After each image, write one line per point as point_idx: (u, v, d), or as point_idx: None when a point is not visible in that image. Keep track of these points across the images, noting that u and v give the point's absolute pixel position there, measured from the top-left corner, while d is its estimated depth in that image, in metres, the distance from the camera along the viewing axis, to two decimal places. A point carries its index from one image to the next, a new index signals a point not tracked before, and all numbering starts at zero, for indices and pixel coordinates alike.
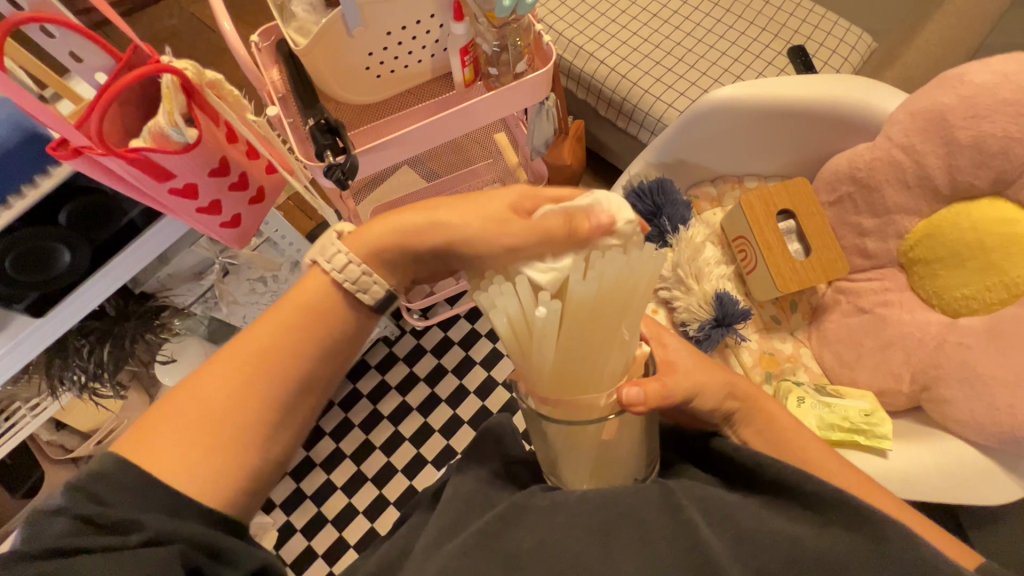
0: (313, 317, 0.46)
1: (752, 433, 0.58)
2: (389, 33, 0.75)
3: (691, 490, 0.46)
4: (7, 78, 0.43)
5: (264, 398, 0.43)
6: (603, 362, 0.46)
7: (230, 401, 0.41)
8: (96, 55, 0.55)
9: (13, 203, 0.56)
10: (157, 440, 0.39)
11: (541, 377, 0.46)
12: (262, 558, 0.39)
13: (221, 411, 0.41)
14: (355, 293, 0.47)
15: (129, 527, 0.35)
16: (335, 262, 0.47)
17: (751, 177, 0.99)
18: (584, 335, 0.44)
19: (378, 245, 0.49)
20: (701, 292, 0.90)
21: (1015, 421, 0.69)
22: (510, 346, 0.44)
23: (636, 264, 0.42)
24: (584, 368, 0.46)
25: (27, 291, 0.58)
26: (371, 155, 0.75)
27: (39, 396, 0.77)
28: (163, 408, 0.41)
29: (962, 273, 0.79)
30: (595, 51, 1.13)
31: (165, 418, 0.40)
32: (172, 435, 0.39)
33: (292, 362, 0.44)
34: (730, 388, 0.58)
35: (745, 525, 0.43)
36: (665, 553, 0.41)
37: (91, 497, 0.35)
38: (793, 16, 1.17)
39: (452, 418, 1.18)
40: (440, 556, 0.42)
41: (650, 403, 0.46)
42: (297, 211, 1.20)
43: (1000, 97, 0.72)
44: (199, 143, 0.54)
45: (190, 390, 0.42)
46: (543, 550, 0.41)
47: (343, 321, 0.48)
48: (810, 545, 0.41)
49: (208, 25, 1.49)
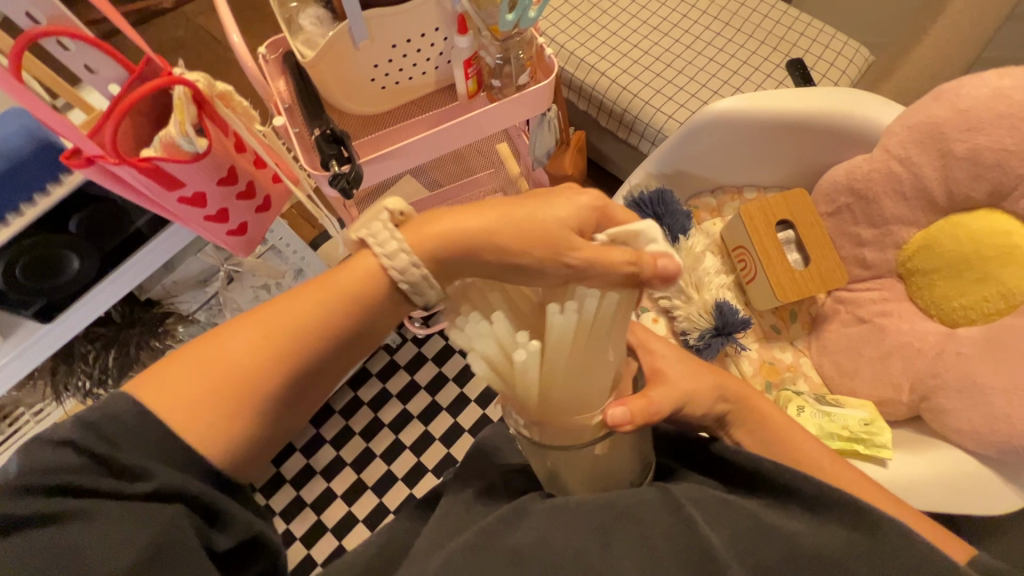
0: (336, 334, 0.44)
1: (742, 432, 0.60)
2: (394, 46, 0.76)
3: (688, 492, 0.47)
4: (23, 88, 0.44)
5: (289, 364, 0.40)
6: (592, 379, 0.48)
7: (238, 368, 0.39)
8: (109, 67, 0.56)
9: (25, 209, 0.57)
10: (172, 377, 0.38)
11: (530, 403, 0.46)
12: (255, 528, 0.39)
13: (240, 375, 0.39)
14: (401, 284, 0.43)
15: (136, 475, 0.34)
16: (386, 249, 0.42)
17: (752, 188, 1.00)
18: (572, 363, 0.46)
19: (439, 243, 0.43)
20: (701, 301, 0.91)
21: (1013, 430, 0.69)
22: (493, 382, 0.44)
23: (610, 309, 0.45)
24: (572, 391, 0.47)
25: (35, 297, 0.58)
26: (376, 165, 0.76)
27: (43, 402, 0.78)
28: (199, 352, 0.39)
29: (959, 283, 0.79)
30: (596, 63, 1.15)
31: (192, 363, 0.38)
32: (183, 372, 0.38)
33: (320, 335, 0.41)
34: (718, 393, 0.59)
35: (741, 522, 0.43)
36: (662, 547, 0.41)
37: (104, 439, 0.34)
38: (791, 30, 1.19)
39: (453, 426, 1.18)
40: (441, 554, 0.42)
41: (635, 421, 0.48)
42: (300, 219, 1.23)
43: (994, 110, 0.73)
44: (208, 152, 0.55)
45: (227, 340, 0.40)
46: (542, 547, 0.41)
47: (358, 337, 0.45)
48: (808, 542, 0.42)
49: (217, 37, 1.51)
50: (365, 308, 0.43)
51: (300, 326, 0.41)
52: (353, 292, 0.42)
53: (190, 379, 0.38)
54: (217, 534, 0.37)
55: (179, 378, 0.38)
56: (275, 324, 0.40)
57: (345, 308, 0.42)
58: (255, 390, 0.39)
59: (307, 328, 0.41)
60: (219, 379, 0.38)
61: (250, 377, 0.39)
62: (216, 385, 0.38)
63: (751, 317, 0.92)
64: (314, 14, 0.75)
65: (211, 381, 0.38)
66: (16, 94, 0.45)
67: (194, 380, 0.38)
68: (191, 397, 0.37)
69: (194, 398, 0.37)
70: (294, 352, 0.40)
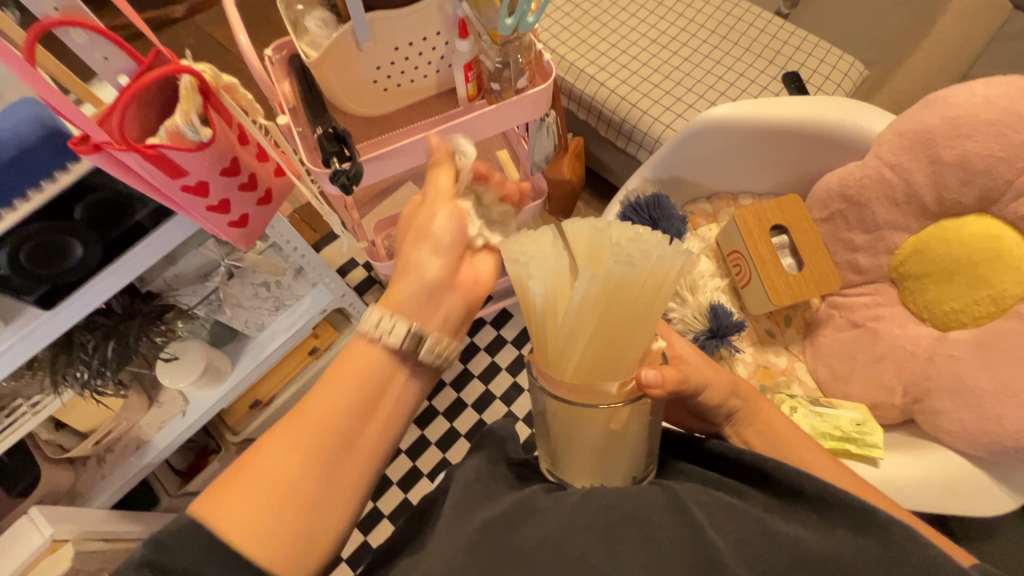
0: (354, 389, 0.45)
1: (753, 433, 0.59)
2: (396, 49, 0.78)
3: (694, 494, 0.46)
4: (38, 75, 0.45)
5: (323, 451, 0.41)
6: (626, 356, 0.45)
7: (295, 461, 0.40)
8: (121, 59, 0.58)
9: (31, 195, 0.57)
10: (231, 497, 0.38)
11: (574, 349, 0.44)
12: None
13: (284, 478, 0.39)
14: (382, 338, 0.47)
15: None
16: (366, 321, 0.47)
17: (746, 196, 1.02)
18: (619, 316, 0.43)
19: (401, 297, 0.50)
20: (696, 303, 0.93)
21: (1005, 431, 0.69)
22: (536, 316, 0.44)
23: (664, 256, 0.41)
24: (614, 352, 0.44)
25: (38, 284, 0.60)
26: (377, 163, 0.77)
27: (41, 393, 0.77)
28: (245, 472, 0.39)
29: (950, 288, 0.80)
30: (595, 74, 1.18)
31: (245, 482, 0.39)
32: (241, 494, 0.38)
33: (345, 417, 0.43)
34: (734, 388, 0.60)
35: (748, 526, 0.43)
36: (668, 551, 0.41)
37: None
38: (787, 44, 1.21)
39: (449, 429, 1.18)
40: (446, 553, 0.42)
41: (667, 387, 0.46)
42: (301, 223, 1.34)
43: (982, 117, 0.74)
44: (212, 142, 0.56)
45: (262, 460, 0.40)
46: (548, 548, 0.41)
47: (371, 381, 0.46)
48: (815, 545, 0.41)
49: (223, 45, 1.55)
50: (371, 390, 0.46)
51: (328, 421, 0.42)
52: (359, 380, 0.45)
53: (250, 495, 0.38)
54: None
55: (248, 488, 0.38)
56: (307, 422, 0.42)
57: (356, 394, 0.45)
58: (298, 488, 0.39)
59: (332, 419, 0.42)
60: (272, 487, 0.39)
61: (300, 472, 0.40)
62: (270, 492, 0.39)
63: (746, 320, 0.93)
64: (319, 17, 0.77)
65: (274, 493, 0.39)
66: (30, 81, 0.46)
67: (249, 501, 0.38)
68: (263, 509, 0.38)
69: (265, 503, 0.38)
70: (326, 442, 0.42)
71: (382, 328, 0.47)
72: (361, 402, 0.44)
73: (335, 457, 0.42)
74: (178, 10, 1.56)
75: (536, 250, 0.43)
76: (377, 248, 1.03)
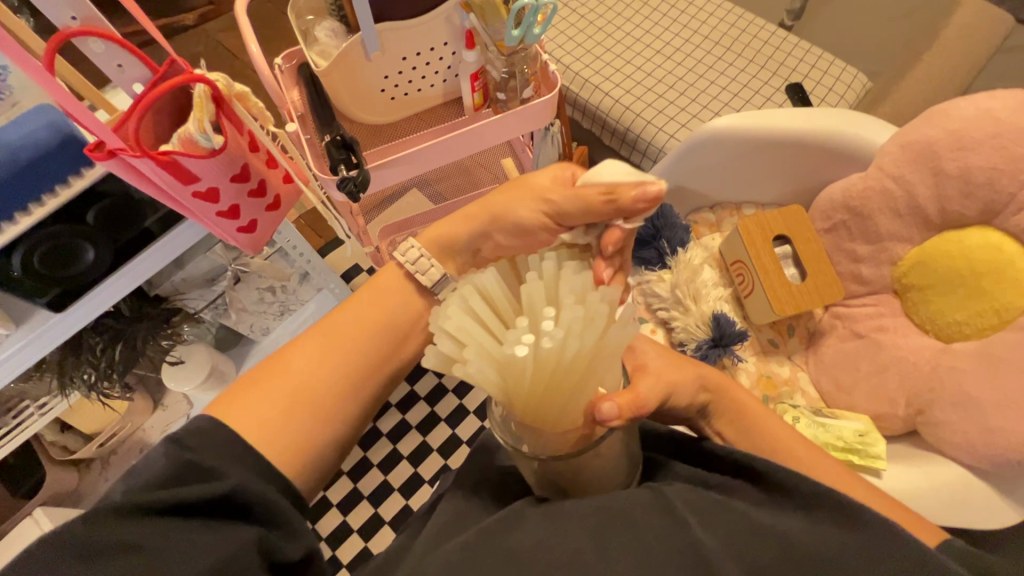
0: (380, 302, 0.54)
1: (726, 423, 0.60)
2: (404, 59, 0.80)
3: (683, 494, 0.46)
4: (58, 84, 0.47)
5: (346, 350, 0.50)
6: (570, 409, 0.43)
7: (323, 365, 0.48)
8: (136, 67, 0.60)
9: (46, 199, 0.57)
10: (262, 392, 0.45)
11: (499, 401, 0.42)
12: None
13: (310, 377, 0.47)
14: (414, 273, 0.56)
15: (210, 475, 0.37)
16: (412, 259, 0.56)
17: (750, 206, 1.03)
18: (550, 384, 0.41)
19: (439, 240, 0.59)
20: (699, 313, 0.92)
21: (1007, 443, 0.69)
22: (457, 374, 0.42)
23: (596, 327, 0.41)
24: (562, 399, 0.42)
25: (49, 286, 0.61)
26: (383, 171, 0.78)
27: (48, 395, 0.78)
28: (271, 372, 0.47)
29: (953, 298, 0.80)
30: (600, 84, 1.19)
31: (275, 384, 0.46)
32: (276, 386, 0.46)
33: (369, 328, 0.52)
34: (701, 381, 0.60)
35: (737, 524, 0.43)
36: (657, 549, 0.41)
37: (183, 448, 0.38)
38: (791, 56, 1.22)
39: (452, 437, 1.16)
40: (441, 555, 0.42)
41: (625, 417, 0.43)
42: (308, 227, 1.36)
43: (984, 131, 0.75)
44: (224, 149, 0.58)
45: (289, 363, 0.48)
46: (540, 548, 0.41)
47: (399, 299, 0.55)
48: (806, 543, 0.41)
49: (233, 52, 1.58)
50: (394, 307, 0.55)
51: (357, 327, 0.52)
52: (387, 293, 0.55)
53: (282, 389, 0.46)
54: (286, 542, 0.39)
55: (263, 398, 0.45)
56: (339, 331, 0.51)
57: (380, 309, 0.54)
58: (329, 380, 0.48)
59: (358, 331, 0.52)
60: (302, 383, 0.47)
61: (328, 372, 0.48)
62: (301, 388, 0.46)
63: (749, 330, 0.93)
64: (329, 26, 0.79)
65: (301, 388, 0.46)
66: (48, 88, 0.47)
67: (283, 398, 0.45)
68: (272, 418, 0.44)
69: (296, 402, 0.46)
70: (348, 345, 0.50)
71: (416, 264, 0.55)
72: (384, 320, 0.54)
73: (358, 367, 0.50)
74: (189, 17, 1.58)
75: (488, 286, 0.44)
76: (382, 254, 1.04)
